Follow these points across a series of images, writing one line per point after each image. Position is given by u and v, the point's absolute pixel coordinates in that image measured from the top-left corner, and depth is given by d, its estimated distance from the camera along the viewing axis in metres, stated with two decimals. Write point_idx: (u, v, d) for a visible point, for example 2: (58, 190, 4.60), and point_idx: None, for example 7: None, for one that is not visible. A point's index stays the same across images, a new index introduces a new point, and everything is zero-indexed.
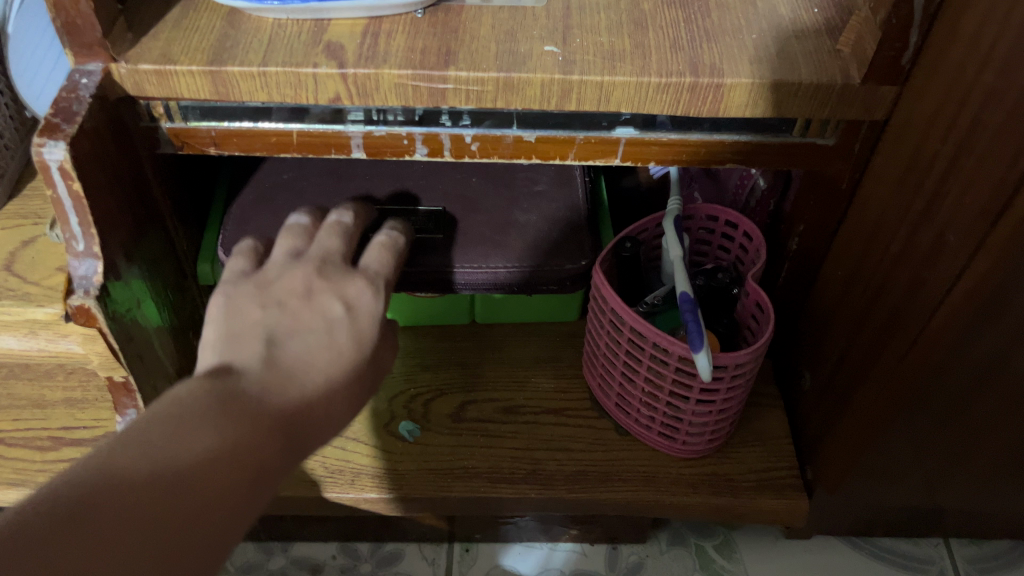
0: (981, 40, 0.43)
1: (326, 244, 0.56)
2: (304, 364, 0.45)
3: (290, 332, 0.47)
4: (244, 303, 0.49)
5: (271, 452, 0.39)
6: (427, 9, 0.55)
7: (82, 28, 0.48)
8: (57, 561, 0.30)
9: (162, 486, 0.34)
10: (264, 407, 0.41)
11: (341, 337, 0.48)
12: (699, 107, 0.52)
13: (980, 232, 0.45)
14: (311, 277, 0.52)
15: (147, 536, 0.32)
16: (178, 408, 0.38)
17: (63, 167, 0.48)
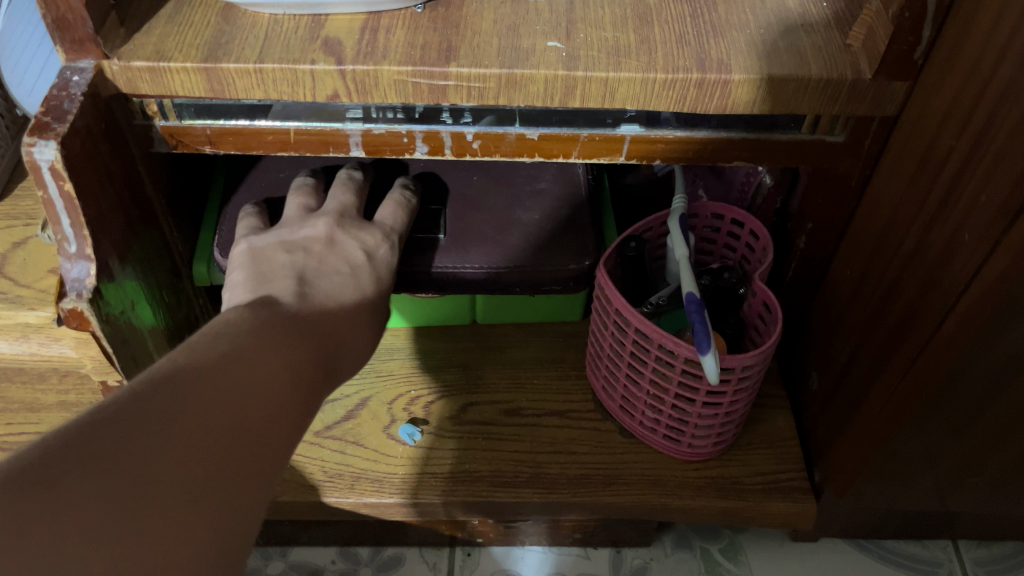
0: (998, 34, 0.42)
1: (339, 198, 0.60)
2: (334, 299, 0.52)
3: (319, 273, 0.53)
4: (272, 246, 0.55)
5: (313, 364, 0.44)
6: (427, 3, 0.54)
7: (72, 24, 0.47)
8: (171, 414, 0.33)
9: (238, 371, 0.38)
10: (305, 326, 0.46)
11: (363, 280, 0.55)
12: (706, 104, 0.51)
13: (995, 232, 0.44)
14: (332, 226, 0.57)
15: (235, 407, 0.36)
16: (234, 323, 0.42)
17: (54, 167, 0.46)
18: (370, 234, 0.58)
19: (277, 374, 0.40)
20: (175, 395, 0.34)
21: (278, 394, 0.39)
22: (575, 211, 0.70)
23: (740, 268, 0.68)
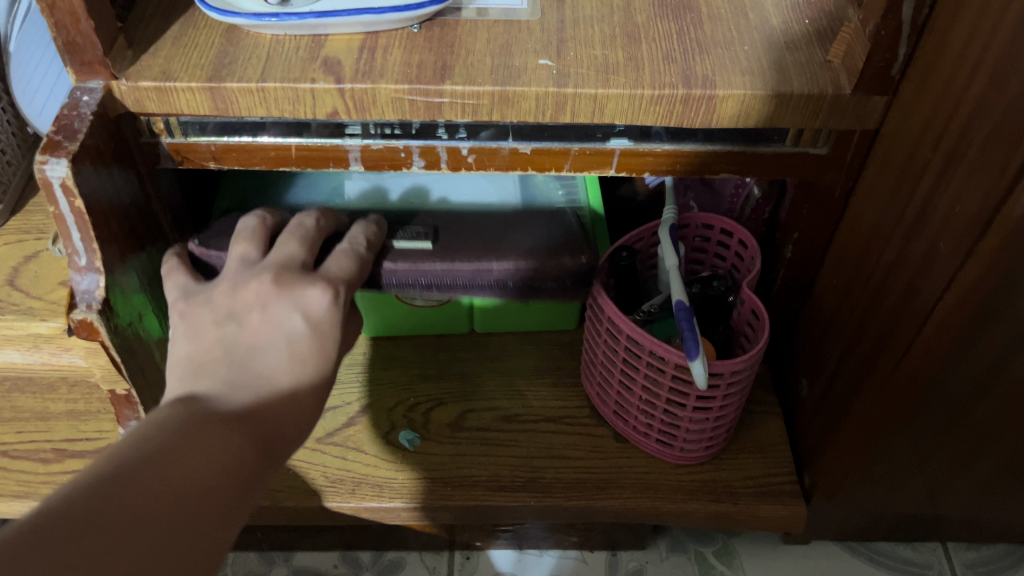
0: (971, 51, 0.44)
1: (286, 248, 0.54)
2: (270, 379, 0.48)
3: (251, 351, 0.48)
4: (201, 320, 0.50)
5: (253, 451, 0.45)
6: (423, 23, 0.56)
7: (82, 46, 0.49)
8: (95, 537, 0.35)
9: (166, 478, 0.39)
10: (239, 417, 0.45)
11: (302, 350, 0.49)
12: (691, 118, 0.52)
13: (969, 240, 0.45)
14: (263, 287, 0.50)
15: (162, 518, 0.38)
16: (164, 421, 0.43)
17: (65, 184, 0.48)
18: (308, 289, 0.50)
19: (197, 488, 0.40)
20: (90, 532, 0.35)
21: (207, 496, 0.40)
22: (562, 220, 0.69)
23: (730, 276, 0.70)
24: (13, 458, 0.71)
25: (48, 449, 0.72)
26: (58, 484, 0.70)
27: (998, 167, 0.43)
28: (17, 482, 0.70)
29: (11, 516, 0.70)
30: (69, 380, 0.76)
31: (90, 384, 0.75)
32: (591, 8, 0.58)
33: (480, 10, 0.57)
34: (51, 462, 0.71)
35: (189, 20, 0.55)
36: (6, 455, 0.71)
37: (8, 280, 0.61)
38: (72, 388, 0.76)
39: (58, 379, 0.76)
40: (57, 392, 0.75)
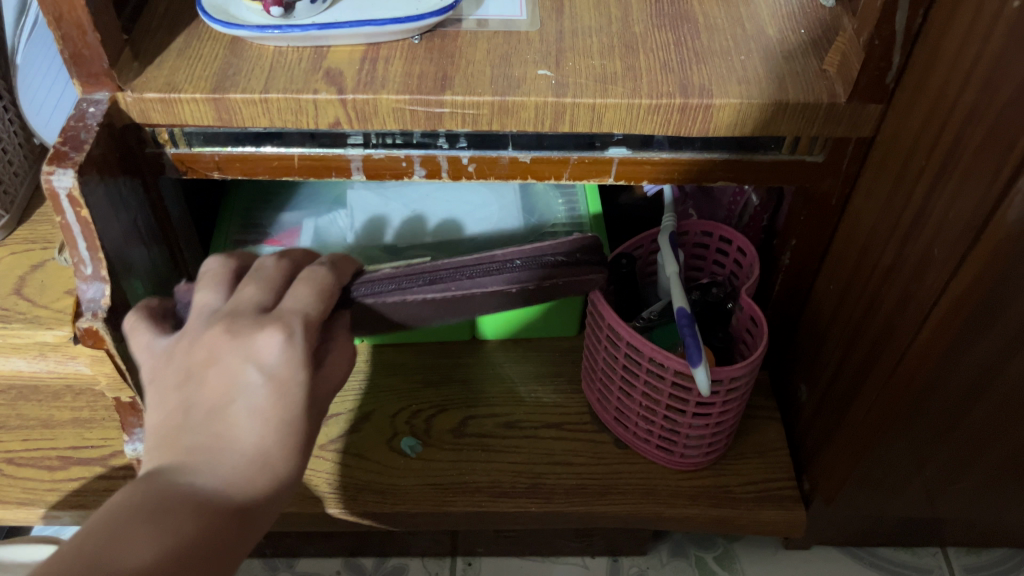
0: (963, 59, 0.45)
1: (243, 294, 0.46)
2: (230, 447, 0.40)
3: (207, 416, 0.41)
4: (164, 384, 0.43)
5: (218, 534, 0.38)
6: (423, 35, 0.56)
7: (89, 59, 0.50)
8: None
9: None
10: (198, 497, 0.39)
11: (262, 407, 0.41)
12: (689, 127, 0.53)
13: (963, 245, 0.46)
14: (215, 340, 0.43)
15: None
16: (104, 521, 0.36)
17: (71, 194, 0.49)
18: (259, 334, 0.42)
19: None
20: None
21: None
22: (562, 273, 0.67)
23: (729, 283, 0.71)
24: (19, 466, 0.72)
25: (53, 457, 0.72)
26: (63, 491, 0.70)
27: (991, 173, 0.43)
28: (22, 490, 0.70)
29: (17, 523, 0.70)
30: (74, 388, 0.76)
31: (95, 392, 0.76)
32: (589, 19, 0.58)
33: (480, 22, 0.58)
34: (57, 470, 0.71)
35: (193, 33, 0.56)
36: (12, 462, 0.72)
37: (15, 290, 0.62)
38: (78, 396, 0.76)
39: (63, 388, 0.77)
40: (63, 400, 0.76)
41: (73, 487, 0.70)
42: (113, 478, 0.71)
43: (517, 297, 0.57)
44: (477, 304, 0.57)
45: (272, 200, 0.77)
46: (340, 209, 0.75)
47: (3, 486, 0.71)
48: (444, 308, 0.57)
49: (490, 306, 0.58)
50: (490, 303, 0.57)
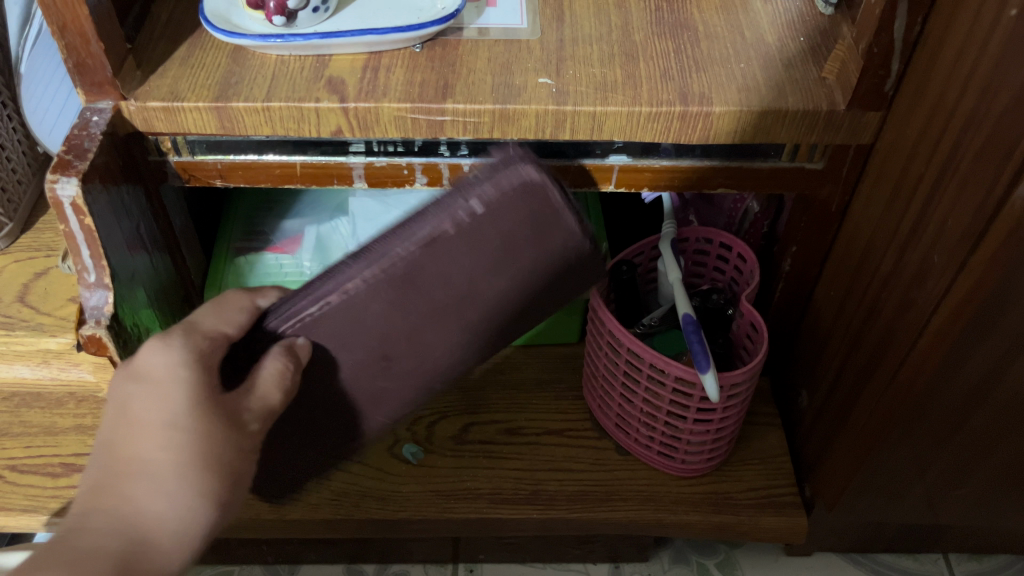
0: (961, 67, 0.45)
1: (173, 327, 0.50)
2: (126, 467, 0.43)
3: (107, 447, 0.44)
4: None
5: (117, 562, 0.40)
6: (424, 44, 0.57)
7: (93, 68, 0.50)
8: None
9: None
10: (96, 530, 0.41)
11: (149, 419, 0.44)
12: (689, 135, 0.53)
13: (962, 253, 0.46)
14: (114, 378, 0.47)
15: None
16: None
17: (75, 203, 0.49)
18: (144, 353, 0.46)
19: None
20: None
21: None
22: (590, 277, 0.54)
23: (730, 290, 0.72)
24: (22, 473, 0.72)
25: (56, 464, 0.73)
26: (66, 498, 0.70)
27: (989, 181, 0.43)
28: (25, 496, 0.71)
29: (19, 530, 0.71)
30: (77, 395, 0.77)
31: (98, 399, 0.76)
32: (590, 27, 0.59)
33: (481, 30, 0.58)
34: (59, 477, 0.72)
35: (196, 41, 0.57)
36: (14, 469, 0.72)
37: (18, 297, 0.63)
38: (80, 403, 0.76)
39: (66, 395, 0.77)
40: (65, 407, 0.76)
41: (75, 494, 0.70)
42: None
43: (479, 248, 0.48)
44: (430, 259, 0.48)
45: (274, 206, 0.77)
46: (343, 217, 0.74)
47: (6, 493, 0.71)
48: (402, 292, 0.49)
49: (464, 284, 0.50)
50: (446, 262, 0.48)
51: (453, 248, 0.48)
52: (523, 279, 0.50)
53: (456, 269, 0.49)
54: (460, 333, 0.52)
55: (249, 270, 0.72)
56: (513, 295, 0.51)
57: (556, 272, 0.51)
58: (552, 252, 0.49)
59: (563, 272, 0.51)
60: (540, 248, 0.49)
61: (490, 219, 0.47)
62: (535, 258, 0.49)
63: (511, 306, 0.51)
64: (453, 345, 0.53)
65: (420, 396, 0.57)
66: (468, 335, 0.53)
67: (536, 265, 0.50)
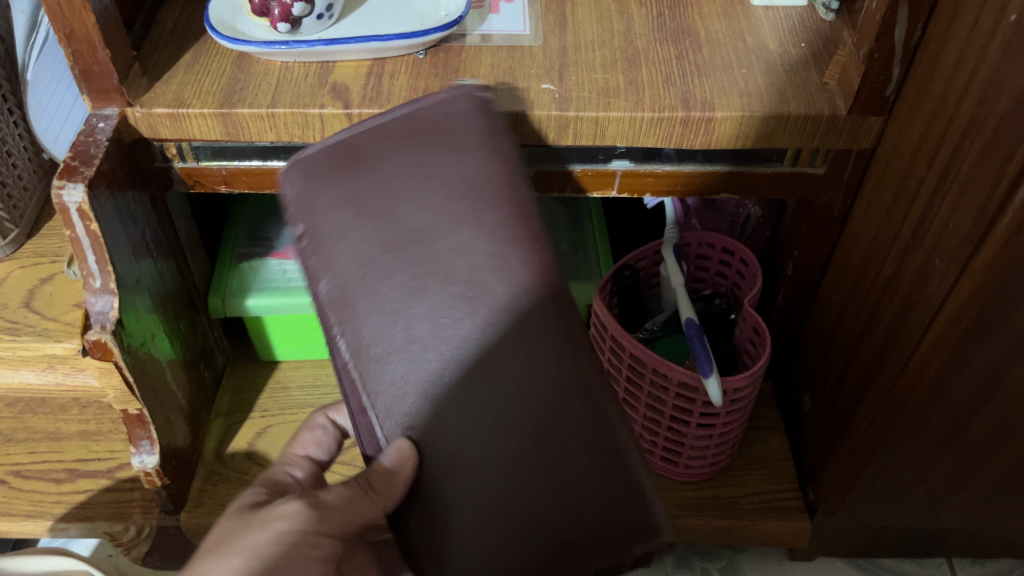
0: (961, 72, 0.45)
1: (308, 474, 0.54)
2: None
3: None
4: None
5: None
6: (428, 50, 0.57)
7: (99, 75, 0.51)
8: None
9: None
10: None
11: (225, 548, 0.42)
12: (691, 139, 0.54)
13: (963, 257, 0.46)
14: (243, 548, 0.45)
15: None
16: None
17: (81, 209, 0.50)
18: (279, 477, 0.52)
19: None
20: None
21: None
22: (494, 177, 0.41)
23: (733, 295, 0.72)
24: (26, 479, 0.72)
25: (60, 469, 0.73)
26: (70, 503, 0.71)
27: (990, 185, 0.44)
28: (29, 502, 0.71)
29: (24, 535, 0.71)
30: (81, 401, 0.77)
31: (102, 405, 0.76)
32: (592, 33, 0.59)
33: (484, 37, 0.59)
34: (64, 482, 0.72)
35: (201, 49, 0.57)
36: (19, 475, 0.72)
37: (24, 303, 0.63)
38: (84, 409, 0.77)
39: (70, 400, 0.77)
40: (69, 412, 0.76)
41: (80, 499, 0.71)
42: (120, 490, 0.71)
43: (367, 201, 0.41)
44: (355, 259, 0.40)
45: (276, 212, 0.77)
46: None
47: (10, 498, 0.71)
48: (380, 307, 0.39)
49: (416, 234, 0.40)
50: (375, 242, 0.40)
51: (356, 229, 0.40)
52: (459, 166, 0.41)
53: (386, 232, 0.40)
54: (479, 279, 0.38)
55: (253, 276, 0.72)
56: (465, 197, 0.40)
57: (455, 142, 0.43)
58: (423, 130, 0.43)
59: (475, 133, 0.43)
60: (412, 143, 0.43)
61: (336, 186, 0.42)
62: (415, 152, 0.42)
63: (486, 187, 0.41)
64: (529, 335, 0.38)
65: (534, 428, 0.38)
66: (504, 298, 0.38)
67: (439, 153, 0.42)
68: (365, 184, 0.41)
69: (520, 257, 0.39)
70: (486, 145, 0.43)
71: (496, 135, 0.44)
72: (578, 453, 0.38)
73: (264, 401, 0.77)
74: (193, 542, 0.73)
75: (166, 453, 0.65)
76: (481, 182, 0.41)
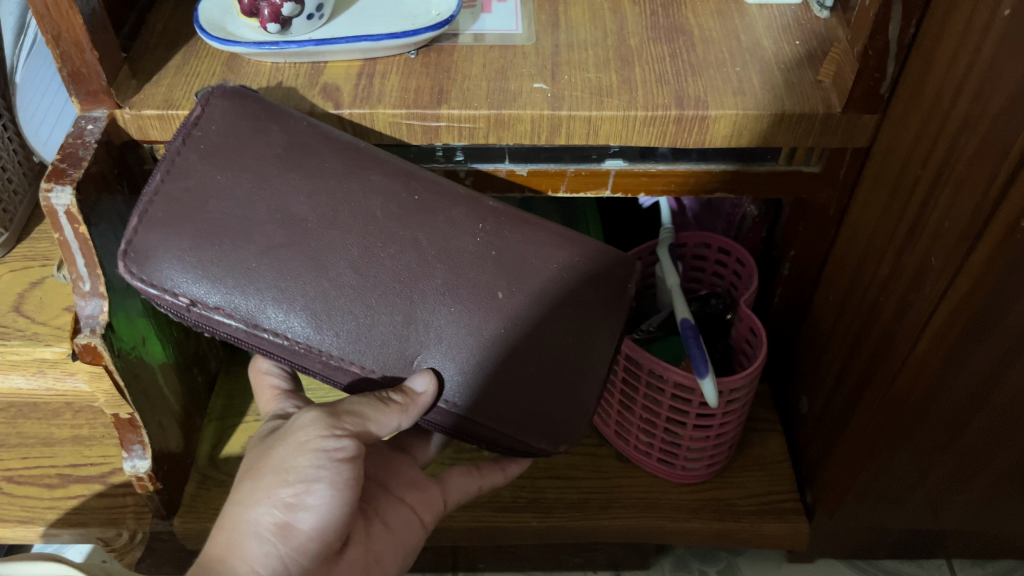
0: (955, 69, 0.45)
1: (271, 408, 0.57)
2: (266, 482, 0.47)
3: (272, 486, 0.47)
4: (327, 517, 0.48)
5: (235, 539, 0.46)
6: (420, 50, 0.57)
7: (87, 77, 0.50)
8: None
9: None
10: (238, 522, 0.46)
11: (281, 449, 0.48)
12: (685, 138, 0.53)
13: (958, 255, 0.46)
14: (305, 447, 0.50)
15: None
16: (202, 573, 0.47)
17: (70, 211, 0.49)
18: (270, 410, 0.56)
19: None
20: None
21: None
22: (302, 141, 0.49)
23: (728, 296, 0.72)
24: (18, 484, 0.72)
25: (52, 475, 0.72)
26: (63, 509, 0.70)
27: (985, 181, 0.43)
28: (22, 508, 0.70)
29: (16, 541, 0.70)
30: (74, 406, 0.76)
31: (95, 409, 0.76)
32: (585, 32, 0.59)
33: (476, 36, 0.58)
34: (56, 488, 0.71)
35: (191, 50, 0.57)
36: (11, 480, 0.72)
37: (14, 307, 0.62)
38: (77, 414, 0.76)
39: (62, 405, 0.76)
40: (62, 417, 0.76)
41: (73, 505, 0.70)
42: (113, 495, 0.71)
43: (227, 219, 0.46)
44: (260, 272, 0.46)
45: None
46: None
47: (2, 504, 0.71)
48: (298, 290, 0.46)
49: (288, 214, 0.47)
50: (271, 251, 0.46)
51: (252, 254, 0.46)
52: (263, 146, 0.48)
53: (275, 226, 0.47)
54: (358, 217, 0.48)
55: None
56: (298, 167, 0.48)
57: (235, 134, 0.48)
58: (206, 141, 0.48)
59: (241, 116, 0.49)
60: (214, 161, 0.48)
61: (189, 228, 0.46)
62: (223, 169, 0.48)
63: (297, 140, 0.49)
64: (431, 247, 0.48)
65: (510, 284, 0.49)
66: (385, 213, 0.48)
67: (239, 148, 0.48)
68: (210, 219, 0.46)
69: (361, 173, 0.49)
70: (262, 112, 0.49)
71: (265, 105, 0.50)
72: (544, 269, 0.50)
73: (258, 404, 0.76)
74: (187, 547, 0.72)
75: (158, 458, 0.64)
76: (298, 151, 0.49)
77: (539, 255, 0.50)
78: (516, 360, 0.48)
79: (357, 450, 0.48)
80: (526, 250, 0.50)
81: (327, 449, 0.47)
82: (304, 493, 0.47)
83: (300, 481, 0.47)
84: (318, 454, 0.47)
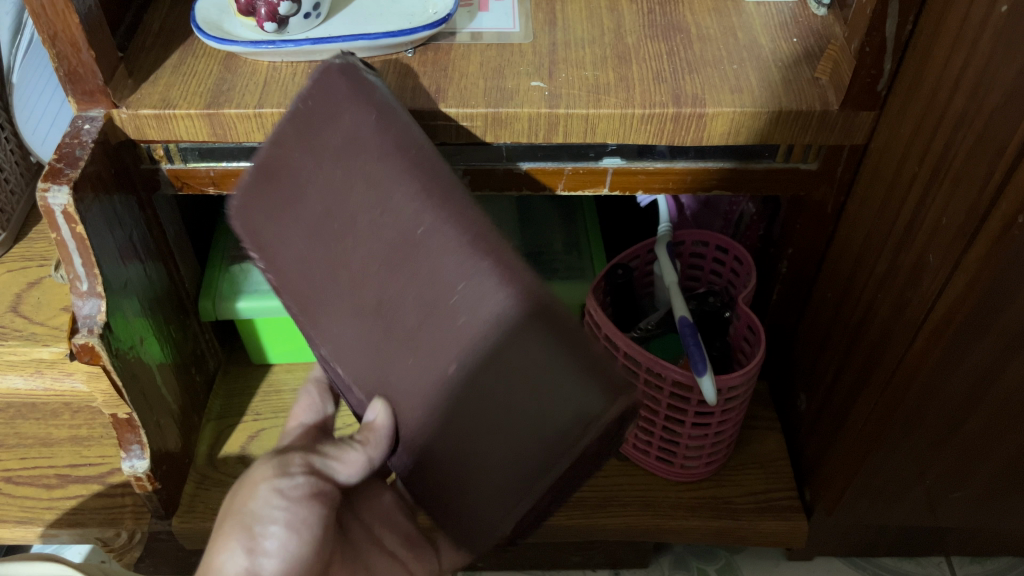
0: (952, 65, 0.45)
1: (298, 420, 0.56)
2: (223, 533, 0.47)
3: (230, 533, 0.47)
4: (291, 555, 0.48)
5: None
6: (417, 48, 0.57)
7: (84, 76, 0.50)
8: None
9: None
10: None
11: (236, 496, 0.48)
12: (683, 136, 0.53)
13: (956, 251, 0.46)
14: None
15: None
16: None
17: (67, 211, 0.49)
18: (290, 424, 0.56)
19: None
20: None
21: None
22: (361, 135, 0.42)
23: (727, 294, 0.72)
24: (17, 485, 0.72)
25: (51, 475, 0.72)
26: (61, 509, 0.70)
27: (982, 178, 0.43)
28: (20, 508, 0.70)
29: (14, 542, 0.70)
30: (72, 406, 0.76)
31: (94, 409, 0.76)
32: (582, 30, 0.59)
33: (474, 35, 0.58)
34: (54, 488, 0.71)
35: (188, 49, 0.56)
36: (10, 481, 0.72)
37: (11, 307, 0.62)
38: (76, 414, 0.76)
39: (61, 406, 0.76)
40: (61, 418, 0.76)
41: (71, 505, 0.70)
42: (112, 495, 0.71)
43: (282, 203, 0.44)
44: (299, 259, 0.44)
45: None
46: None
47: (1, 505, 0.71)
48: (327, 292, 0.44)
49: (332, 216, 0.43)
50: (311, 240, 0.44)
51: (295, 235, 0.44)
52: (333, 130, 0.42)
53: (305, 215, 0.43)
54: (388, 232, 0.41)
55: (243, 278, 0.71)
56: (353, 163, 0.42)
57: (313, 108, 0.43)
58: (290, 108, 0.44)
59: (322, 92, 0.43)
60: (289, 130, 0.44)
61: (255, 199, 0.45)
62: (294, 144, 0.44)
63: (359, 135, 0.42)
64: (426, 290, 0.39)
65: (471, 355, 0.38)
66: (400, 241, 0.40)
67: (311, 129, 0.43)
68: (275, 193, 0.45)
69: (402, 189, 0.40)
70: (344, 89, 0.43)
71: (359, 82, 0.43)
72: (518, 347, 0.37)
73: (256, 405, 0.76)
74: (186, 547, 0.72)
75: (157, 457, 0.64)
76: (358, 146, 0.42)
77: (506, 336, 0.37)
78: (461, 439, 0.39)
79: (313, 486, 0.48)
80: (514, 291, 0.37)
81: (281, 489, 0.47)
82: (263, 536, 0.47)
83: (257, 524, 0.46)
84: (269, 494, 0.47)
